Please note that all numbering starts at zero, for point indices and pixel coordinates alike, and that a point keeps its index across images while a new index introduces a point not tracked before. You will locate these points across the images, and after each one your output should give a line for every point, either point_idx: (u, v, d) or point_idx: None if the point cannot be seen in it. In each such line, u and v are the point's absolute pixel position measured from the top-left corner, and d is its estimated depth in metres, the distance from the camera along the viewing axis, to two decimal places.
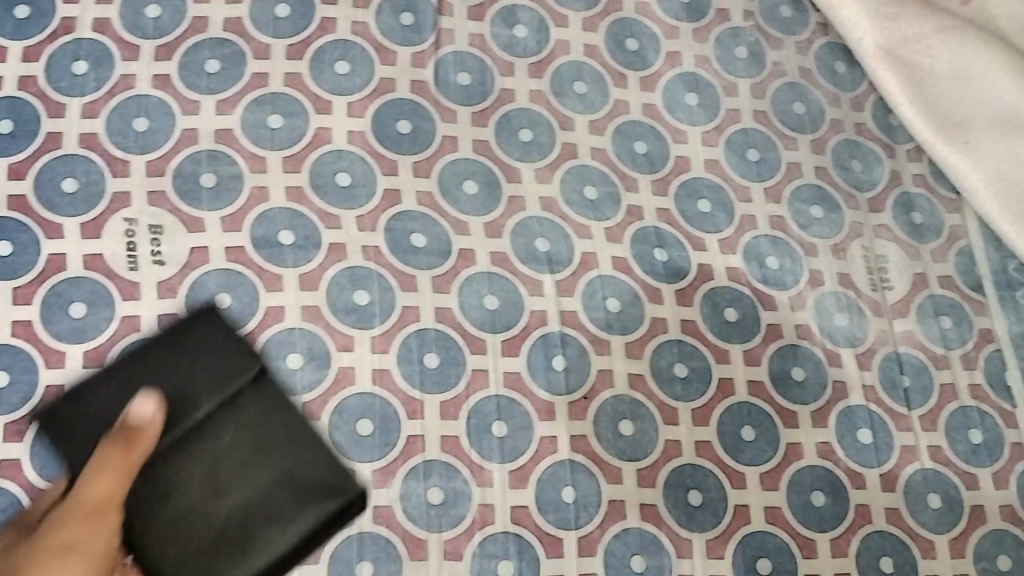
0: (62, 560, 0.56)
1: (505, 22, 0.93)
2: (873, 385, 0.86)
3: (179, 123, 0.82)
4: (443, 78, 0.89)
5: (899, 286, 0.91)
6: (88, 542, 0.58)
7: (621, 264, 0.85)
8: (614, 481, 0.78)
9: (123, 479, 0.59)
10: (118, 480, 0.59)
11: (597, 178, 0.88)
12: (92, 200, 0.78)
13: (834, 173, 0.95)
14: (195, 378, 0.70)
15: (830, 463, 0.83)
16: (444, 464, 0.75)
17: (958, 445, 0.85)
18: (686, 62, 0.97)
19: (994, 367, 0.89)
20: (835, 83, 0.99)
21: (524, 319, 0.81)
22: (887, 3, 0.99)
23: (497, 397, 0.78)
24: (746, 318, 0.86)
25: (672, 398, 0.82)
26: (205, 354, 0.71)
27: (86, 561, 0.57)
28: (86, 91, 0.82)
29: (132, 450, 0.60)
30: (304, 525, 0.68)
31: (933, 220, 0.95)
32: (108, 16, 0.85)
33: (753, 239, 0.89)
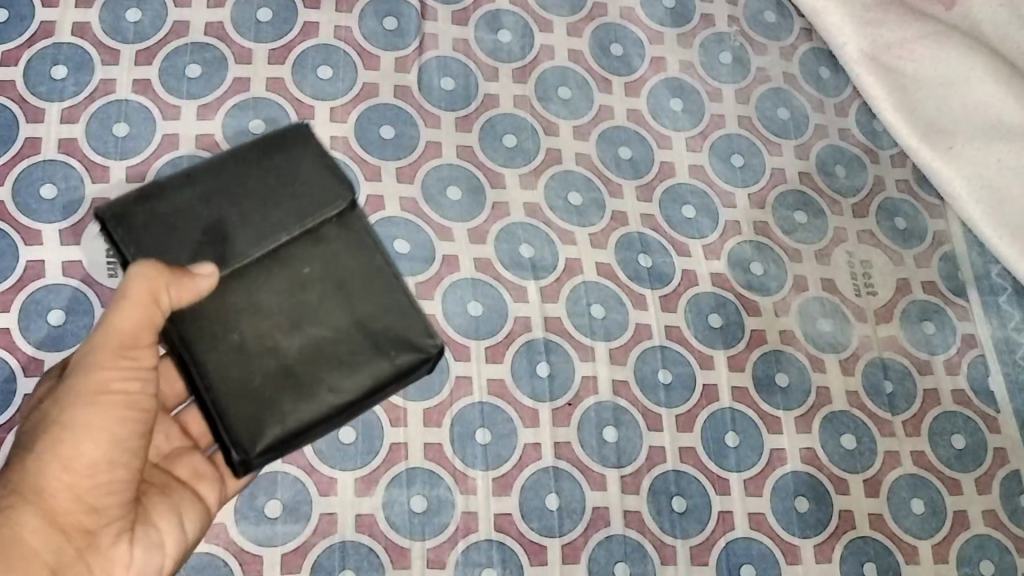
0: (99, 409, 0.60)
1: (489, 27, 0.93)
2: (857, 391, 0.86)
3: (160, 128, 0.81)
4: (427, 83, 0.88)
5: (882, 291, 0.91)
6: (120, 387, 0.61)
7: (605, 270, 0.85)
8: (597, 487, 0.78)
9: (146, 308, 0.61)
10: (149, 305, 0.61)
11: (582, 184, 0.88)
12: (72, 206, 0.77)
13: (818, 178, 0.95)
14: (275, 219, 0.69)
15: (814, 469, 0.83)
16: (427, 472, 0.75)
17: (942, 451, 0.86)
18: (671, 68, 0.96)
19: (977, 373, 0.89)
20: (819, 88, 0.99)
21: (508, 325, 0.81)
22: (871, 8, 0.99)
23: (481, 404, 0.78)
24: (730, 324, 0.86)
25: (657, 404, 0.81)
26: (285, 202, 0.70)
27: (125, 407, 0.61)
28: (65, 95, 0.81)
29: (163, 277, 0.61)
30: (367, 378, 0.68)
31: (916, 225, 0.95)
32: (88, 19, 0.84)
33: (737, 244, 0.89)
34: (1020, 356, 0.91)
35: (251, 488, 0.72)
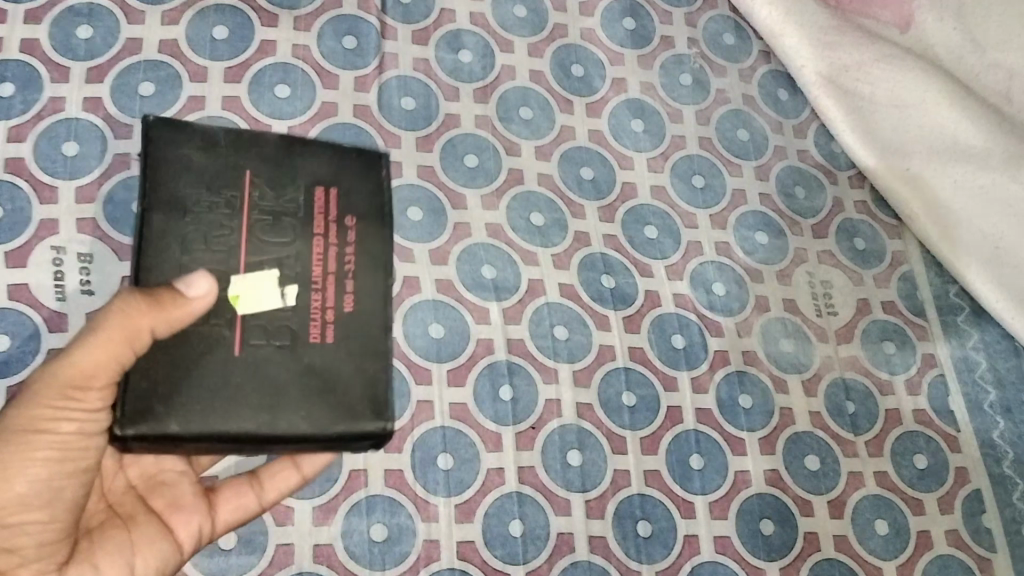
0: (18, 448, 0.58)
1: (449, 47, 0.92)
2: (820, 412, 0.86)
3: (111, 148, 0.79)
4: (387, 102, 0.87)
5: (843, 311, 0.91)
6: (42, 424, 0.58)
7: (568, 291, 0.84)
8: (562, 513, 0.76)
9: (119, 346, 0.58)
10: (131, 335, 0.58)
11: (544, 205, 0.87)
12: (18, 227, 0.74)
13: (778, 200, 0.95)
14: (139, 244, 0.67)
15: (778, 491, 0.82)
16: (387, 499, 0.73)
17: (904, 471, 0.86)
18: (632, 89, 0.96)
19: (938, 392, 0.90)
20: (777, 110, 1.00)
21: (470, 347, 0.79)
22: (828, 31, 1.01)
23: (442, 428, 0.76)
24: (694, 344, 0.85)
25: (621, 427, 0.80)
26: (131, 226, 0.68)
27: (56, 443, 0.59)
28: (12, 114, 0.79)
29: (144, 313, 0.58)
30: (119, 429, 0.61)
31: (875, 246, 0.96)
32: (36, 36, 0.82)
33: (699, 264, 0.89)
34: (978, 375, 0.91)
35: None
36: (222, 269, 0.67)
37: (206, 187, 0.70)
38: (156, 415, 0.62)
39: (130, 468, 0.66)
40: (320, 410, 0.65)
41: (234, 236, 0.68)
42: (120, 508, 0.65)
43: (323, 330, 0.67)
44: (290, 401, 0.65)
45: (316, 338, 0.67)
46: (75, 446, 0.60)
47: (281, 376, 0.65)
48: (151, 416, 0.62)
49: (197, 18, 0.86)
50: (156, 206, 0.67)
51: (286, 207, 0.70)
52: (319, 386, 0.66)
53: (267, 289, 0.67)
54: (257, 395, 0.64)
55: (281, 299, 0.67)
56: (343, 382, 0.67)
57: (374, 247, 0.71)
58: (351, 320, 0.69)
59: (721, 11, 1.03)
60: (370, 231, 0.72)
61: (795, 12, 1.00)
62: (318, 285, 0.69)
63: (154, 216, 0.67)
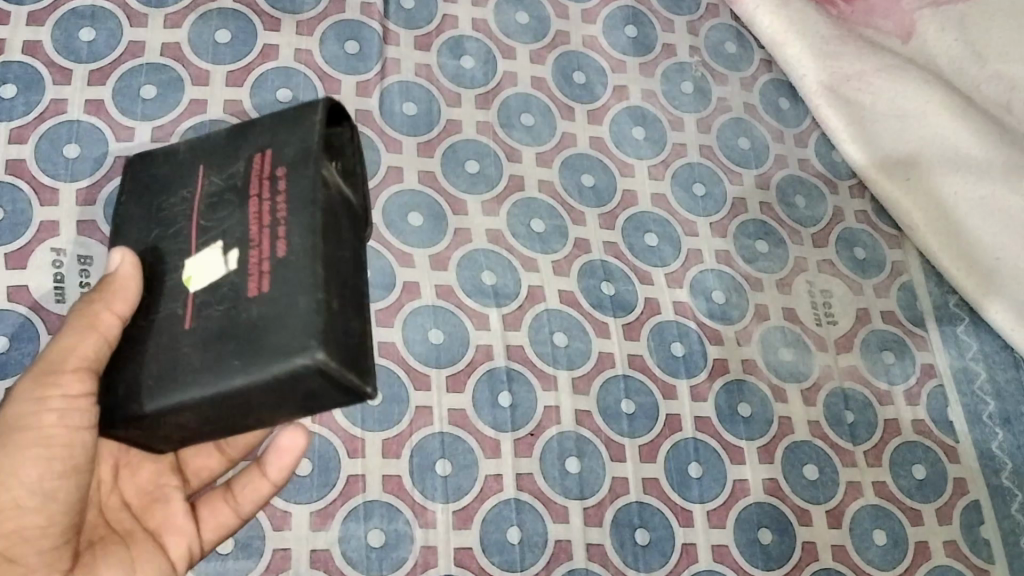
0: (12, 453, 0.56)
1: (452, 53, 0.92)
2: (819, 421, 0.86)
3: (112, 150, 0.79)
4: (388, 107, 0.87)
5: (843, 321, 0.91)
6: (34, 421, 0.56)
7: (568, 297, 0.84)
8: (560, 520, 0.76)
9: (89, 334, 0.57)
10: (99, 321, 0.57)
11: (545, 211, 0.87)
12: (18, 229, 0.74)
13: (779, 209, 0.95)
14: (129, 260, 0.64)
15: (777, 500, 0.82)
16: (385, 505, 0.73)
17: (902, 481, 0.86)
18: (633, 96, 0.97)
19: (936, 403, 0.90)
20: (779, 119, 1.00)
21: (470, 353, 0.79)
22: (829, 41, 1.00)
23: (441, 434, 0.76)
24: (693, 352, 0.85)
25: (620, 434, 0.80)
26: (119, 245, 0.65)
27: (48, 442, 0.56)
28: (14, 115, 0.79)
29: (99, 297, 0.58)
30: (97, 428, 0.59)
31: (875, 255, 0.96)
32: (39, 38, 0.82)
33: (699, 272, 0.89)
34: (977, 386, 0.91)
35: None
36: (169, 252, 0.61)
37: (164, 190, 0.64)
38: (120, 398, 0.56)
39: (124, 485, 0.66)
40: (259, 357, 0.54)
41: (184, 222, 0.61)
42: (118, 526, 0.65)
43: (259, 281, 0.56)
44: (230, 359, 0.55)
45: (254, 290, 0.56)
46: (70, 444, 0.57)
47: (227, 333, 0.56)
48: (116, 400, 0.56)
49: (199, 21, 0.86)
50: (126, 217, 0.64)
51: (230, 180, 0.61)
52: (258, 333, 0.55)
53: (211, 258, 0.59)
54: (204, 355, 0.56)
55: (223, 265, 0.58)
56: (282, 322, 0.55)
57: (309, 178, 0.59)
58: (290, 261, 0.57)
59: (723, 20, 1.04)
60: (301, 172, 0.60)
61: (797, 22, 1.00)
62: (256, 242, 0.58)
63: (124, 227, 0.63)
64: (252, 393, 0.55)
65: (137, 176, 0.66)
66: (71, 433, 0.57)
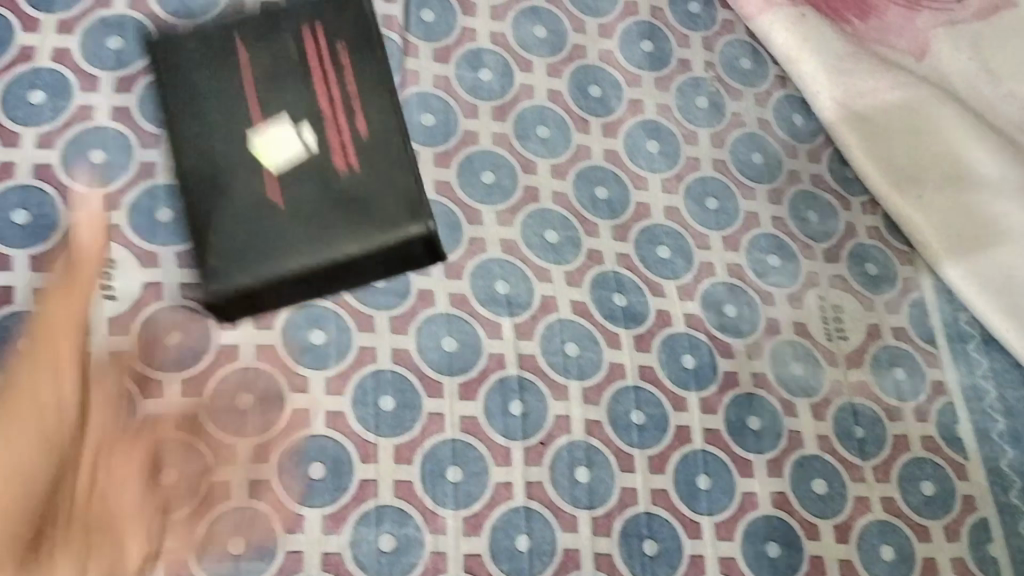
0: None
1: (470, 65, 0.93)
2: (829, 436, 0.87)
3: (137, 156, 0.81)
4: (407, 118, 0.89)
5: (854, 336, 0.92)
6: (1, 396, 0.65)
7: (579, 308, 0.85)
8: (569, 529, 0.77)
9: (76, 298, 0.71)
10: (68, 291, 0.72)
11: (559, 223, 0.89)
12: (45, 232, 0.76)
13: (792, 224, 0.96)
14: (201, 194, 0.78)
15: (785, 513, 0.83)
16: (396, 510, 0.74)
17: (911, 497, 0.86)
18: (648, 110, 0.98)
19: (946, 420, 0.90)
20: (793, 135, 1.01)
21: (482, 361, 0.80)
22: (844, 59, 1.01)
23: (452, 441, 0.77)
24: (703, 365, 0.86)
25: (630, 445, 0.81)
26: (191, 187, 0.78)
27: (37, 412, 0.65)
28: (42, 121, 0.80)
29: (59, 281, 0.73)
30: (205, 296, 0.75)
31: (887, 272, 0.96)
32: (67, 45, 0.84)
33: (712, 285, 0.90)
34: (987, 404, 0.92)
35: (217, 525, 0.71)
36: (262, 202, 0.78)
37: (226, 151, 0.79)
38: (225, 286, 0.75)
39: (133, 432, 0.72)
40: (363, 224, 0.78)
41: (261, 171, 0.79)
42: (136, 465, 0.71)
43: (345, 159, 0.80)
44: (335, 228, 0.78)
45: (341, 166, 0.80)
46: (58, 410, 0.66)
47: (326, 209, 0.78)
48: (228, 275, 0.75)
49: None
50: (190, 174, 0.78)
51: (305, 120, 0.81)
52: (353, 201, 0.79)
53: (285, 138, 0.80)
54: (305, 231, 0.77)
55: (301, 143, 0.80)
56: (379, 194, 0.79)
57: (377, 97, 0.83)
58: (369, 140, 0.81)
59: (739, 36, 1.04)
60: (363, 53, 0.84)
61: (813, 39, 1.01)
62: (336, 125, 0.81)
63: (192, 179, 0.78)
64: (360, 262, 0.78)
65: (190, 126, 0.80)
66: (62, 406, 0.66)
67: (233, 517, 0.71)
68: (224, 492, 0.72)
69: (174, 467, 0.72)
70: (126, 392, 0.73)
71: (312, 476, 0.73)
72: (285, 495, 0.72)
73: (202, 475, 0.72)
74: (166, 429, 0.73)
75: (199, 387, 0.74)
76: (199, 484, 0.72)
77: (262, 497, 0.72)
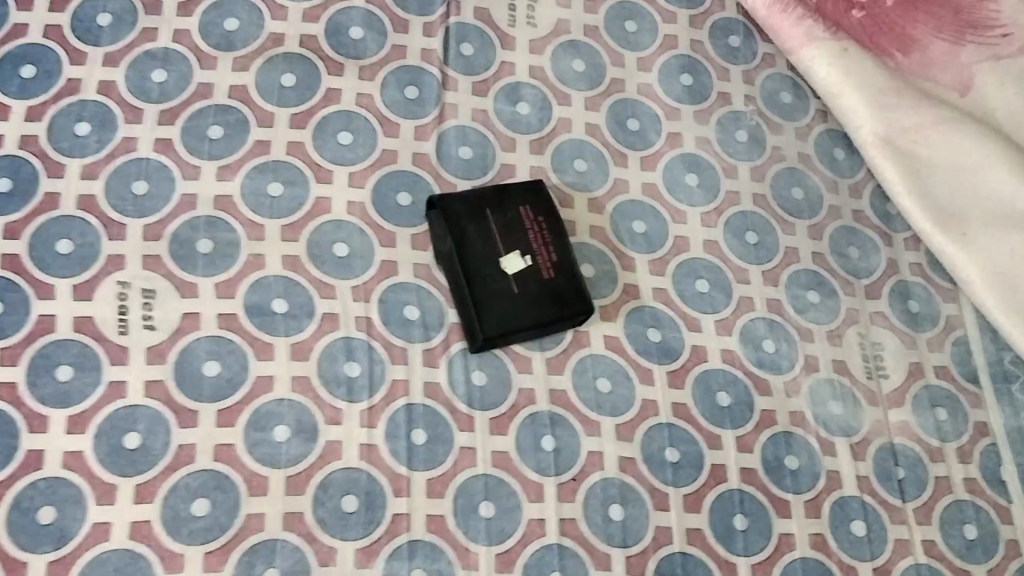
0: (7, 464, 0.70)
1: (508, 99, 0.94)
2: (868, 477, 0.85)
3: (179, 188, 0.82)
4: (445, 151, 0.89)
5: (895, 375, 0.90)
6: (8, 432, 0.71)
7: (613, 343, 0.85)
8: (603, 568, 0.76)
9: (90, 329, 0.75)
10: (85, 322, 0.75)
11: (595, 256, 0.88)
12: (87, 261, 0.77)
13: (831, 260, 0.95)
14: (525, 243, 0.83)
15: (823, 556, 0.81)
16: (428, 544, 0.74)
17: (952, 541, 0.84)
18: (687, 144, 0.97)
19: (990, 462, 0.88)
20: (833, 169, 1.00)
21: (512, 396, 0.80)
22: (885, 93, 0.99)
23: (484, 476, 0.77)
24: (739, 403, 0.85)
25: (664, 483, 0.80)
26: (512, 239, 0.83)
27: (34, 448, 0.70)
28: (87, 152, 0.82)
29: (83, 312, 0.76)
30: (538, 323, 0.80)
31: (929, 309, 0.95)
32: (114, 78, 0.86)
33: (750, 321, 0.89)
34: None
35: (250, 556, 0.70)
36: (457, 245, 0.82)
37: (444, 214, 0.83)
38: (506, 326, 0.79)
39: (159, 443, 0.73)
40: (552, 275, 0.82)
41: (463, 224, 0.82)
42: None
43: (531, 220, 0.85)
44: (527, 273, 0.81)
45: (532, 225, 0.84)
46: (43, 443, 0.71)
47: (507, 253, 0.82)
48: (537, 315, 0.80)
49: (267, 65, 0.89)
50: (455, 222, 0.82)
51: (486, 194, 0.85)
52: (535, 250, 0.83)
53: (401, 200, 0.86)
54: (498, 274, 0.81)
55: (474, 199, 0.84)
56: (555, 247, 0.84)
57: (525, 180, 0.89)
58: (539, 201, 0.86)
59: (779, 70, 1.05)
60: (414, 112, 0.91)
61: (854, 74, 1.00)
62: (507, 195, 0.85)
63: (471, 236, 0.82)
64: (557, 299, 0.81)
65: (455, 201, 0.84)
66: None
67: (267, 549, 0.71)
68: (258, 524, 0.71)
69: (212, 497, 0.71)
70: (164, 422, 0.73)
71: (346, 509, 0.73)
72: (319, 529, 0.72)
73: (239, 507, 0.71)
74: (203, 460, 0.72)
75: (235, 417, 0.74)
76: (234, 515, 0.71)
77: (296, 530, 0.72)
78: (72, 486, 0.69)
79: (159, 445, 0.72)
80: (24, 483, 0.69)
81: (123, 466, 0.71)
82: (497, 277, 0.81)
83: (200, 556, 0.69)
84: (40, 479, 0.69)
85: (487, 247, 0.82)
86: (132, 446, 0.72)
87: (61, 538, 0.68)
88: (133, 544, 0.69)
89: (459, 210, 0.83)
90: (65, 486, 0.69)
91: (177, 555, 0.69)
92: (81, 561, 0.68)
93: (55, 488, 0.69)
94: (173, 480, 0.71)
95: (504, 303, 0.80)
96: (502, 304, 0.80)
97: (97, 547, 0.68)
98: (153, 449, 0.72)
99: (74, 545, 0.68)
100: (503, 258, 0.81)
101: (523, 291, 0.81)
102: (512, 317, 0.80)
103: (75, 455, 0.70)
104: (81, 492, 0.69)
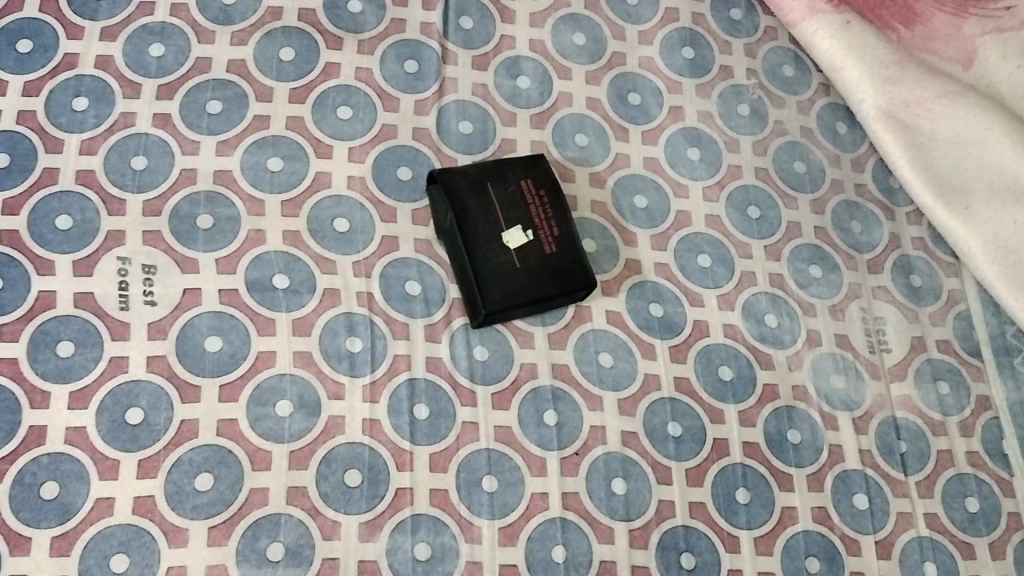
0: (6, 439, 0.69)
1: (509, 73, 0.93)
2: (870, 450, 0.85)
3: (178, 163, 0.81)
4: (445, 126, 0.89)
5: (897, 349, 0.90)
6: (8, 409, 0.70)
7: (614, 318, 0.84)
8: (606, 541, 0.76)
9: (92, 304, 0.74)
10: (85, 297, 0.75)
11: (596, 231, 0.88)
12: (86, 237, 0.77)
13: (834, 234, 0.94)
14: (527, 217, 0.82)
15: (825, 528, 0.81)
16: (432, 518, 0.74)
17: (955, 514, 0.84)
18: (689, 118, 0.97)
19: (991, 435, 0.88)
20: (835, 143, 1.00)
21: (514, 371, 0.80)
22: (888, 66, 0.99)
23: (487, 450, 0.77)
24: (741, 376, 0.85)
25: (666, 457, 0.80)
26: (515, 212, 0.82)
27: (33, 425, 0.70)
28: (85, 127, 0.81)
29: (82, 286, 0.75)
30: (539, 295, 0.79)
31: (931, 283, 0.94)
32: (111, 53, 0.85)
33: (751, 296, 0.89)
34: None
35: (253, 530, 0.70)
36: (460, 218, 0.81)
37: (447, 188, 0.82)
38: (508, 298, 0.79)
39: None
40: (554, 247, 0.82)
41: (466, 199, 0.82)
42: None
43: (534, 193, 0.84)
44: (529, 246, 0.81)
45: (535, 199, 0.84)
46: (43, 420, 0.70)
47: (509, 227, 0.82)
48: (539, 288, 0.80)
49: (265, 39, 0.88)
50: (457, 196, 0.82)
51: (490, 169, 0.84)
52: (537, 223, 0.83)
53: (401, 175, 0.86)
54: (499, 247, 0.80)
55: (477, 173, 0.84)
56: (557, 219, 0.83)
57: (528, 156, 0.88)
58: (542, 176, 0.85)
59: (781, 43, 1.04)
60: (414, 86, 0.90)
61: (857, 47, 0.99)
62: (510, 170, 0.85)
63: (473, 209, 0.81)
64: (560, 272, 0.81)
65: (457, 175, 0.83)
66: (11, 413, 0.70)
67: (271, 523, 0.71)
68: (261, 499, 0.71)
69: (216, 472, 0.71)
70: (166, 398, 0.73)
71: (349, 483, 0.73)
72: (323, 503, 0.72)
73: (242, 482, 0.71)
74: (205, 435, 0.72)
75: (238, 392, 0.74)
76: (237, 489, 0.71)
77: (301, 504, 0.72)
78: (75, 462, 0.69)
79: (162, 421, 0.72)
80: (27, 459, 0.69)
81: (125, 442, 0.71)
82: (499, 251, 0.80)
83: (204, 531, 0.69)
84: (43, 455, 0.69)
85: (488, 222, 0.81)
86: (134, 421, 0.71)
87: (65, 513, 0.68)
88: (137, 519, 0.69)
89: (461, 185, 0.82)
90: (68, 461, 0.69)
91: (181, 530, 0.69)
92: (85, 537, 0.68)
93: (58, 464, 0.69)
94: (175, 456, 0.71)
95: (507, 277, 0.79)
96: (504, 276, 0.79)
97: (101, 523, 0.68)
98: (156, 424, 0.72)
99: (78, 521, 0.68)
100: (504, 233, 0.81)
101: (526, 264, 0.80)
102: (514, 289, 0.79)
103: (77, 430, 0.70)
104: (84, 468, 0.69)
